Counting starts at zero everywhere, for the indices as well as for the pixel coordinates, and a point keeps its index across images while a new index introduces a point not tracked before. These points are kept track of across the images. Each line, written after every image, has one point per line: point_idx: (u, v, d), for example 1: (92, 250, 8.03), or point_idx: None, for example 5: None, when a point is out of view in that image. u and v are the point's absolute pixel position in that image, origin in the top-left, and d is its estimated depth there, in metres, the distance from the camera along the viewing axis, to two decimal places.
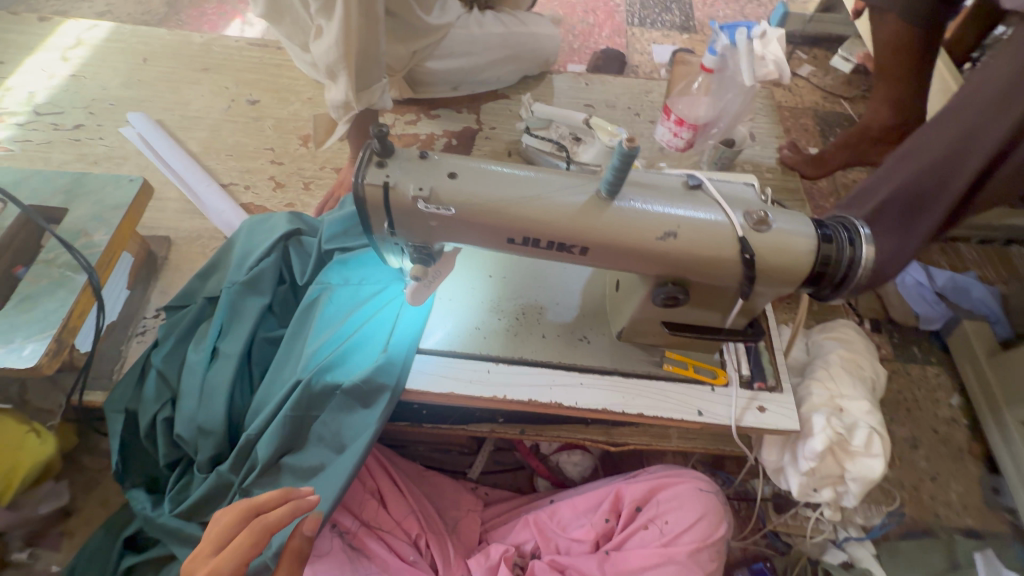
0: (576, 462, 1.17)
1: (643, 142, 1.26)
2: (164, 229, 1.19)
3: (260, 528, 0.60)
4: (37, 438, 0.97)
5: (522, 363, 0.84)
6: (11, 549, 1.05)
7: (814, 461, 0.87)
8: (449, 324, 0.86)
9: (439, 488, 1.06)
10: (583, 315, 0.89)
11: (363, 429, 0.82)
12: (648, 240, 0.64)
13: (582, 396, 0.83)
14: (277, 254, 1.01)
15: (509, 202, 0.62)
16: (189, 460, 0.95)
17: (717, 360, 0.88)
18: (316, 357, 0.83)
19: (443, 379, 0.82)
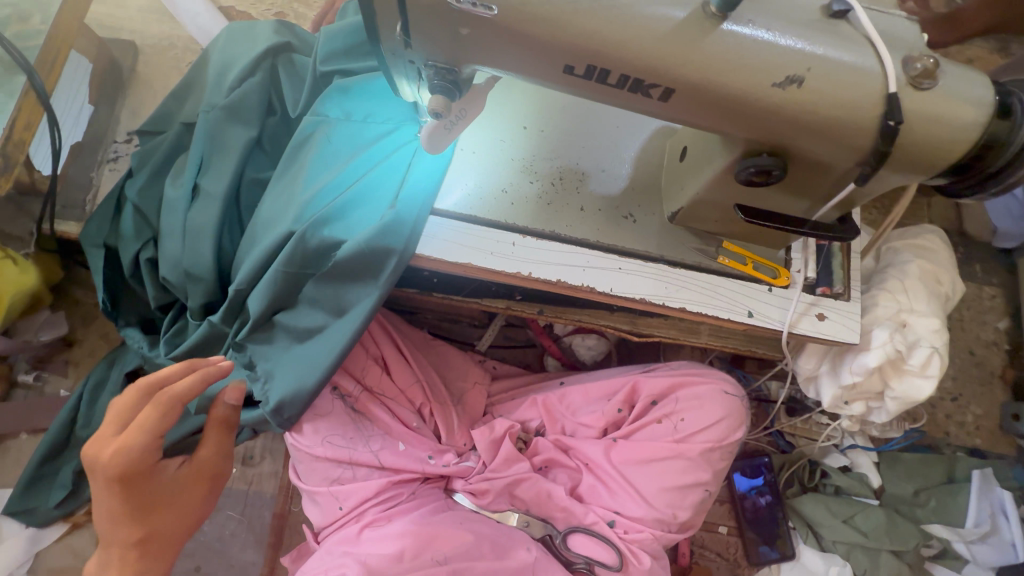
0: (589, 346, 1.10)
1: None
2: (127, 32, 0.97)
3: (169, 403, 0.64)
4: (14, 266, 0.88)
5: (553, 239, 0.71)
6: (19, 372, 1.05)
7: (861, 376, 0.79)
8: (470, 182, 0.72)
9: (445, 358, 1.02)
10: (632, 187, 0.74)
11: (365, 294, 0.72)
12: (760, 88, 0.46)
13: (620, 283, 0.71)
14: (263, 75, 0.82)
15: (574, 7, 0.44)
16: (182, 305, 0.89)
17: (782, 258, 0.74)
18: (311, 207, 0.70)
19: (459, 248, 0.69)
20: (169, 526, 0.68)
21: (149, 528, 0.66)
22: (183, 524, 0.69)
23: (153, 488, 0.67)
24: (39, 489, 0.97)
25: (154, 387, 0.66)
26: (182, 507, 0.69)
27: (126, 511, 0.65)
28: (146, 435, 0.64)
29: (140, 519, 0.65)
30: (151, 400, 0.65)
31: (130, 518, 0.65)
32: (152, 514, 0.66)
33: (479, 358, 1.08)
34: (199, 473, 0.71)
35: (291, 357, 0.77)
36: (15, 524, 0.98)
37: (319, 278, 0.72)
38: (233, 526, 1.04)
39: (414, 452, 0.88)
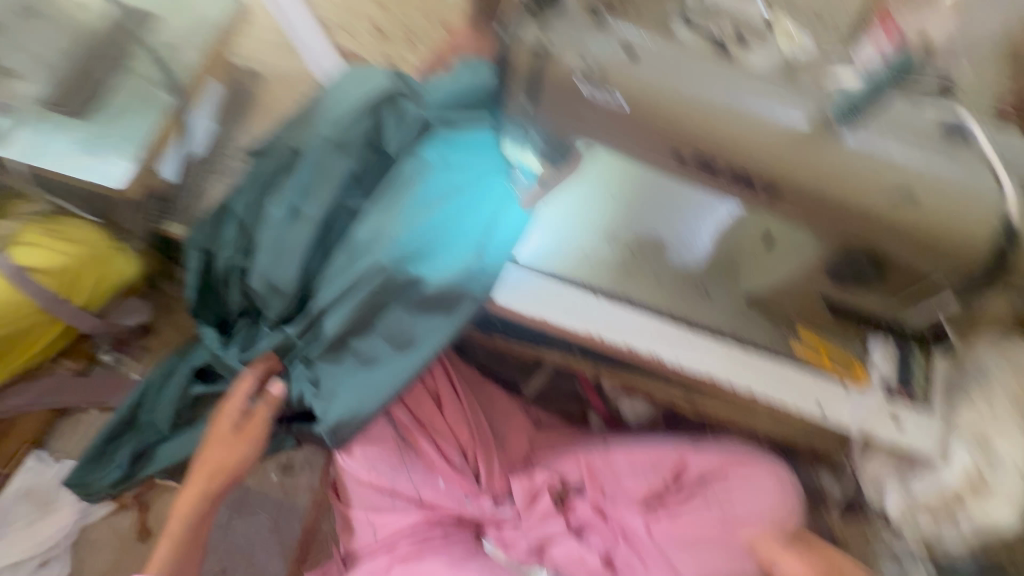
0: (637, 409, 1.10)
1: None
2: (257, 64, 1.09)
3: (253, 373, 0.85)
4: (122, 256, 1.01)
5: (627, 303, 0.72)
6: (101, 350, 1.12)
7: (934, 491, 0.71)
8: (553, 240, 0.74)
9: (492, 399, 1.00)
10: (714, 266, 0.73)
11: (436, 330, 0.75)
12: (870, 195, 0.48)
13: (687, 357, 0.71)
14: (371, 114, 0.88)
15: (698, 105, 0.47)
16: (258, 313, 0.94)
17: (859, 353, 0.72)
18: (401, 243, 0.74)
19: (535, 301, 0.71)
20: (217, 464, 0.81)
21: (210, 455, 0.81)
22: (226, 464, 0.81)
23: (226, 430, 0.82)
24: (98, 465, 1.03)
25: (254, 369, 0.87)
26: (229, 450, 0.81)
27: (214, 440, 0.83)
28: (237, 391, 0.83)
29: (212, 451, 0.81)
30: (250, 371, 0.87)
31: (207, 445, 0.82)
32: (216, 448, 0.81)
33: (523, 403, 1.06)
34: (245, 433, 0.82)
35: (353, 380, 0.79)
36: (70, 495, 1.04)
37: (397, 310, 0.76)
38: (264, 533, 1.06)
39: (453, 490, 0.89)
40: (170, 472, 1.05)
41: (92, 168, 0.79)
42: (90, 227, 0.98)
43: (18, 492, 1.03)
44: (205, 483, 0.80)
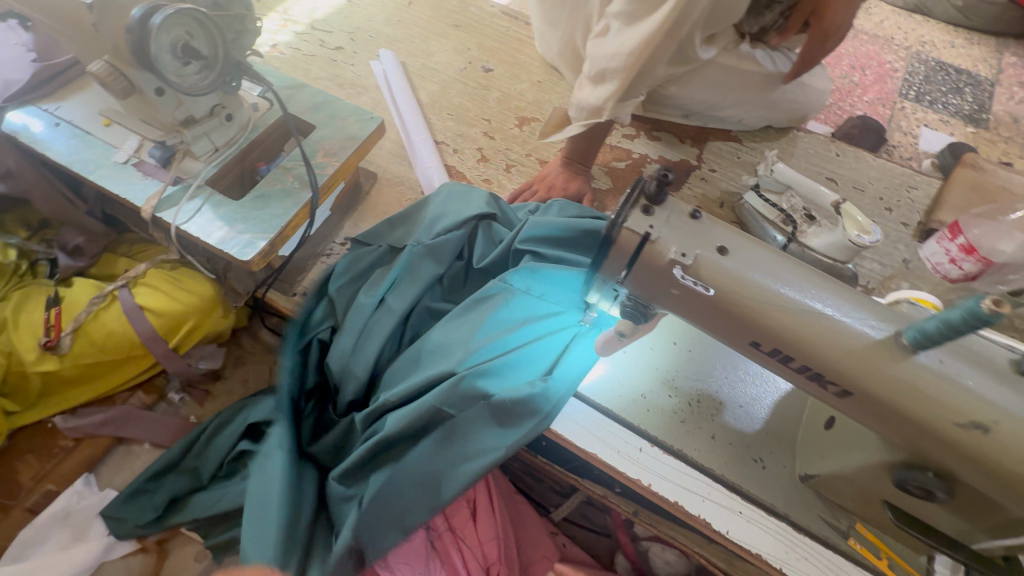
0: (667, 560, 1.04)
1: (881, 258, 1.06)
2: (374, 165, 1.26)
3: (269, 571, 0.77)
4: (221, 311, 1.11)
5: (680, 458, 0.74)
6: (171, 388, 1.20)
7: None
8: (615, 378, 0.79)
9: (522, 517, 1.03)
10: (766, 431, 0.76)
11: (489, 451, 0.76)
12: (941, 421, 0.50)
13: (737, 529, 0.70)
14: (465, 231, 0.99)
15: (783, 305, 0.52)
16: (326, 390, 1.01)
17: (923, 564, 0.69)
18: (476, 356, 0.80)
19: (590, 436, 0.75)
20: None
21: None
22: None
23: None
24: (136, 502, 1.07)
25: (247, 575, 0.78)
26: None
27: None
28: None
29: None
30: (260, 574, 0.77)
31: None
32: None
33: (551, 529, 1.06)
34: None
35: (405, 492, 0.79)
36: (101, 528, 1.07)
37: (456, 424, 0.78)
38: None
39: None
40: (197, 523, 1.07)
41: (227, 245, 0.90)
42: (204, 281, 1.09)
43: (57, 514, 1.06)
44: None
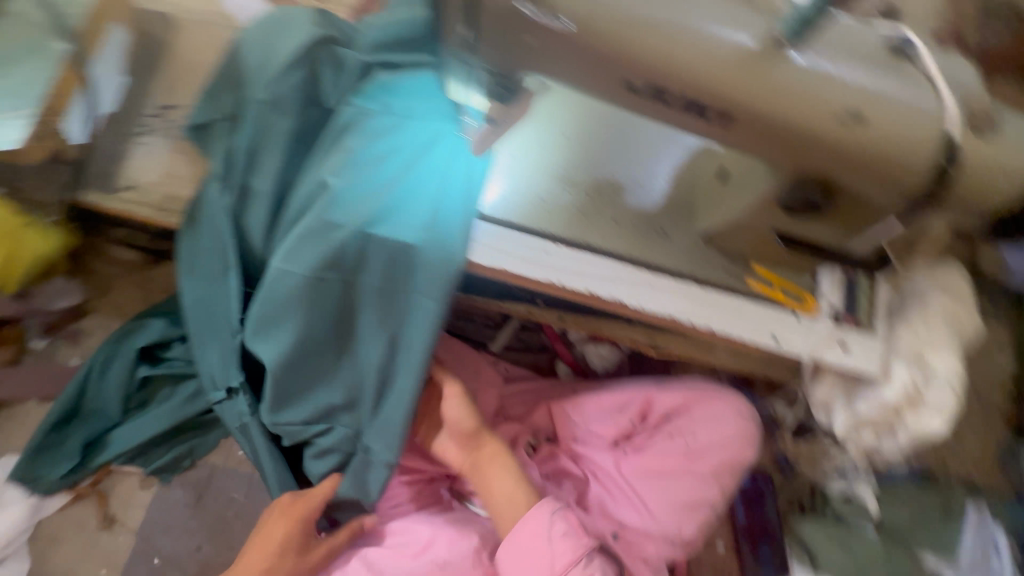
0: (602, 354, 1.13)
1: None
2: (164, 5, 0.95)
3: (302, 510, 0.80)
4: (34, 230, 0.90)
5: (585, 249, 0.72)
6: (32, 335, 1.04)
7: (875, 407, 0.80)
8: (511, 189, 0.73)
9: (461, 357, 1.01)
10: (667, 204, 0.75)
11: (422, 307, 0.71)
12: (821, 121, 0.48)
13: (648, 300, 0.72)
14: (305, 70, 0.77)
15: (642, 24, 0.45)
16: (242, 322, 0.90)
17: (808, 283, 0.76)
18: (354, 198, 0.70)
19: (492, 253, 0.70)
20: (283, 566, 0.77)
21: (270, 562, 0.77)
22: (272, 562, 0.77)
23: (294, 548, 0.79)
24: (44, 458, 0.96)
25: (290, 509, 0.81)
26: (270, 540, 0.78)
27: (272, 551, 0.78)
28: (282, 529, 0.79)
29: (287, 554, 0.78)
30: (289, 512, 0.80)
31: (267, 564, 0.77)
32: (266, 543, 0.79)
33: (492, 359, 1.09)
34: (291, 509, 0.81)
35: (385, 396, 0.77)
36: (18, 492, 0.97)
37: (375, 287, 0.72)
38: (237, 507, 1.05)
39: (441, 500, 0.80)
40: (127, 457, 1.01)
41: None
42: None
43: None
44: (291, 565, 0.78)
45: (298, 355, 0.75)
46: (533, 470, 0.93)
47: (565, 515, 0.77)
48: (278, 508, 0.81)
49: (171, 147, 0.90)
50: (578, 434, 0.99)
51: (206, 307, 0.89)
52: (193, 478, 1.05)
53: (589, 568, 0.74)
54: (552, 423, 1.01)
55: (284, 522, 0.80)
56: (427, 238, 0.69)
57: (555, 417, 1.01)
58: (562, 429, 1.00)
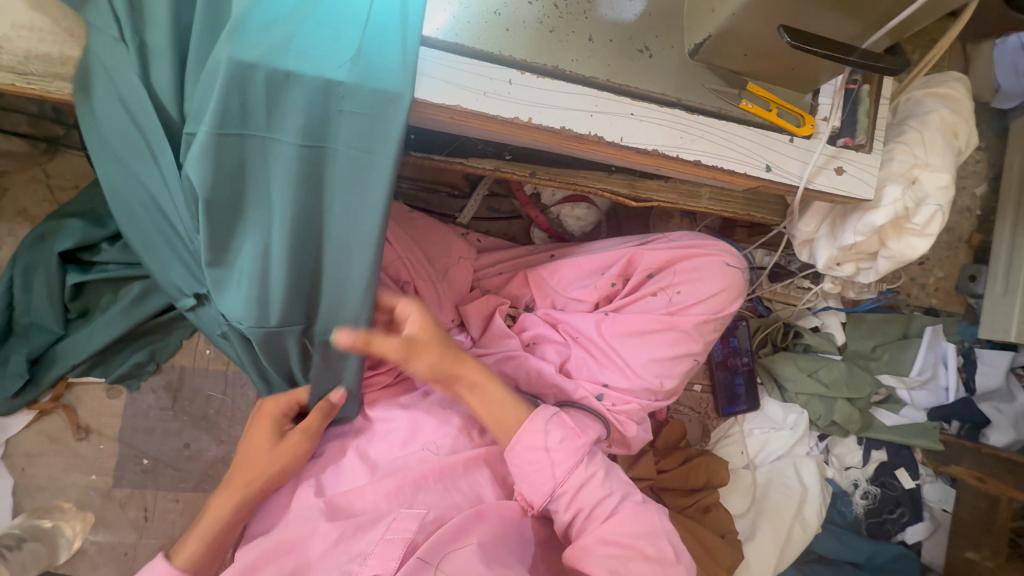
0: (579, 217, 1.05)
1: None
2: None
3: (273, 415, 0.76)
4: None
5: (558, 77, 0.61)
6: None
7: (863, 236, 0.77)
8: (462, 4, 0.59)
9: (427, 232, 0.96)
10: (649, 13, 0.63)
11: (368, 159, 0.59)
12: None
13: (632, 134, 0.63)
14: None
15: None
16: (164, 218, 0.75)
17: (809, 104, 0.67)
18: (262, 23, 0.55)
19: (449, 87, 0.58)
20: (261, 466, 0.72)
21: (250, 463, 0.72)
22: (249, 466, 0.72)
23: (268, 446, 0.73)
24: None
25: (266, 418, 0.76)
26: (247, 449, 0.74)
27: (253, 457, 0.73)
28: (258, 435, 0.75)
29: (264, 456, 0.73)
30: (262, 418, 0.76)
31: (247, 471, 0.72)
32: (244, 451, 0.74)
33: (462, 231, 1.02)
34: (263, 416, 0.76)
35: (340, 279, 0.66)
36: None
37: (304, 142, 0.58)
38: (218, 405, 1.03)
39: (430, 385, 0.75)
40: (81, 370, 0.94)
41: None
42: None
43: None
44: (270, 465, 0.72)
45: (238, 235, 0.66)
46: (515, 339, 0.91)
47: (560, 422, 0.73)
48: (256, 417, 0.76)
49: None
50: (557, 303, 0.96)
51: (138, 207, 0.75)
52: (163, 381, 1.01)
53: (591, 466, 0.72)
54: (530, 292, 0.97)
55: (263, 425, 0.75)
56: (364, 70, 0.56)
57: (535, 286, 0.96)
58: (540, 298, 0.96)
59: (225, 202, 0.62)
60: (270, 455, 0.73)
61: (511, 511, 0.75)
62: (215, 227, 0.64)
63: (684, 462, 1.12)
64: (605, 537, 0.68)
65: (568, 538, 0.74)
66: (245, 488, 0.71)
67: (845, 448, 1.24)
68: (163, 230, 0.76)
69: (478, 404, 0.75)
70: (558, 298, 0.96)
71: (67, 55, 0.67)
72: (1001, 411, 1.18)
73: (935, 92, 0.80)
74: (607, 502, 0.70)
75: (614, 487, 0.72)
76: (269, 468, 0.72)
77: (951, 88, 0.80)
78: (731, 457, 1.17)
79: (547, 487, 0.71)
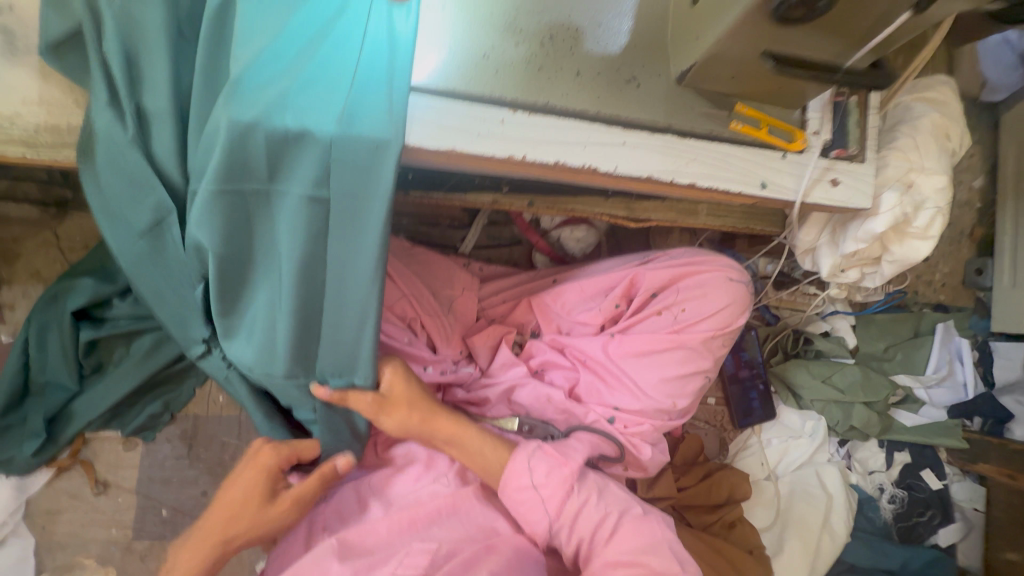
0: (579, 239, 1.06)
1: None
2: None
3: (266, 470, 0.70)
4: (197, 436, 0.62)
5: (550, 113, 0.62)
6: None
7: (863, 243, 0.77)
8: (451, 50, 0.61)
9: (430, 266, 0.96)
10: (634, 44, 0.65)
11: (370, 205, 0.59)
12: None
13: (625, 163, 0.64)
14: None
15: None
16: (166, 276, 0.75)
17: (798, 120, 0.68)
18: (257, 84, 0.56)
19: (443, 131, 0.60)
20: (246, 523, 0.67)
21: (233, 517, 0.68)
22: (229, 520, 0.67)
23: (257, 504, 0.68)
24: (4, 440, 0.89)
25: (257, 468, 0.70)
26: (229, 500, 0.68)
27: (237, 509, 0.68)
28: (243, 484, 0.69)
29: (253, 515, 0.68)
30: (252, 467, 0.70)
31: (227, 528, 0.67)
32: (227, 498, 0.69)
33: (465, 263, 1.03)
34: (255, 462, 0.71)
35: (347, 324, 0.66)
36: None
37: (305, 193, 0.60)
38: (232, 450, 1.03)
39: (450, 430, 0.74)
40: (97, 426, 0.94)
41: None
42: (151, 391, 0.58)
43: None
44: (254, 524, 0.68)
45: (251, 287, 0.67)
46: (522, 367, 0.91)
47: (544, 456, 0.72)
48: (246, 463, 0.71)
49: (17, 66, 0.66)
50: (562, 327, 0.96)
51: (139, 268, 0.74)
52: (178, 431, 1.01)
53: (583, 492, 0.72)
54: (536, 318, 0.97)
55: (251, 474, 0.70)
56: (359, 122, 0.57)
57: (541, 313, 0.96)
58: (545, 324, 0.97)
59: (233, 257, 0.64)
60: (257, 515, 0.68)
61: (528, 541, 0.75)
62: (227, 282, 0.65)
63: (704, 478, 1.10)
64: (611, 561, 0.68)
65: (576, 564, 0.74)
66: (224, 542, 0.67)
67: (867, 452, 1.22)
68: (166, 289, 0.75)
69: (465, 448, 0.75)
70: (564, 322, 0.96)
71: (73, 126, 0.69)
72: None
73: (923, 97, 0.81)
74: (605, 522, 0.71)
75: (610, 505, 0.72)
76: (256, 529, 0.68)
77: (938, 92, 0.81)
78: (751, 469, 1.16)
79: (542, 522, 0.71)
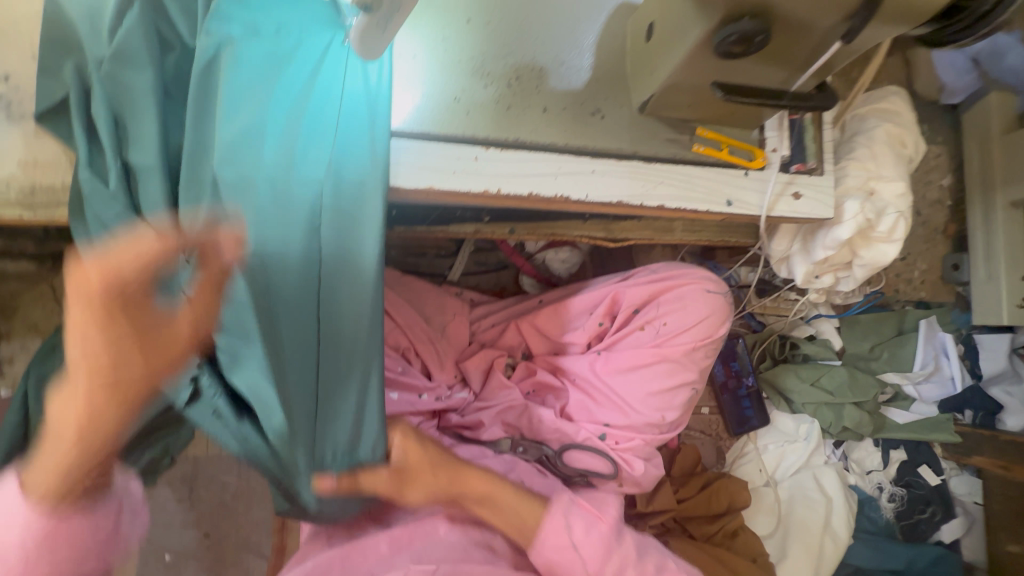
0: (564, 259, 1.08)
1: None
2: None
3: (121, 338, 0.46)
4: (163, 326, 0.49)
5: (520, 147, 0.66)
6: None
7: (832, 250, 0.81)
8: (424, 95, 0.65)
9: (420, 294, 0.99)
10: (596, 79, 0.69)
11: (362, 249, 0.59)
12: None
13: (596, 191, 0.67)
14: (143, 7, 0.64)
15: None
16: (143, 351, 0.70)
17: (756, 139, 0.72)
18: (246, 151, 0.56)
19: (421, 171, 0.63)
20: (133, 382, 0.49)
21: (111, 378, 0.47)
22: (114, 386, 0.48)
23: (137, 343, 0.47)
24: None
25: (86, 323, 0.44)
26: (83, 361, 0.46)
27: (103, 361, 0.46)
28: (80, 348, 0.45)
29: (123, 359, 0.47)
30: (88, 331, 0.44)
31: (96, 377, 0.47)
32: (82, 361, 0.46)
33: (455, 291, 1.06)
34: (89, 356, 0.46)
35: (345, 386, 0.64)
36: None
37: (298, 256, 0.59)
38: (233, 489, 1.04)
39: (460, 480, 0.73)
40: None
41: None
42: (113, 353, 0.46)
43: None
44: (137, 373, 0.48)
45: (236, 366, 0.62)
46: (514, 389, 0.92)
47: (582, 512, 0.75)
48: (83, 367, 0.46)
49: (14, 132, 0.70)
50: (552, 347, 0.99)
51: None
52: (179, 473, 1.02)
53: (621, 550, 0.75)
54: (526, 339, 1.00)
55: (84, 349, 0.45)
56: (349, 177, 0.59)
57: (530, 335, 0.99)
58: (535, 345, 0.99)
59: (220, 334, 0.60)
60: (142, 367, 0.48)
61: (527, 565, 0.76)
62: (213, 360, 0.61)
63: (703, 488, 1.11)
64: None
65: None
66: (97, 427, 0.49)
67: (863, 452, 1.23)
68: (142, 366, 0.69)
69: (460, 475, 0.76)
70: (552, 342, 0.99)
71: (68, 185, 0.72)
72: (1011, 395, 1.17)
73: (878, 108, 0.85)
74: None
75: (647, 565, 0.75)
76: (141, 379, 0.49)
77: (892, 103, 0.86)
78: (750, 476, 1.17)
79: None
